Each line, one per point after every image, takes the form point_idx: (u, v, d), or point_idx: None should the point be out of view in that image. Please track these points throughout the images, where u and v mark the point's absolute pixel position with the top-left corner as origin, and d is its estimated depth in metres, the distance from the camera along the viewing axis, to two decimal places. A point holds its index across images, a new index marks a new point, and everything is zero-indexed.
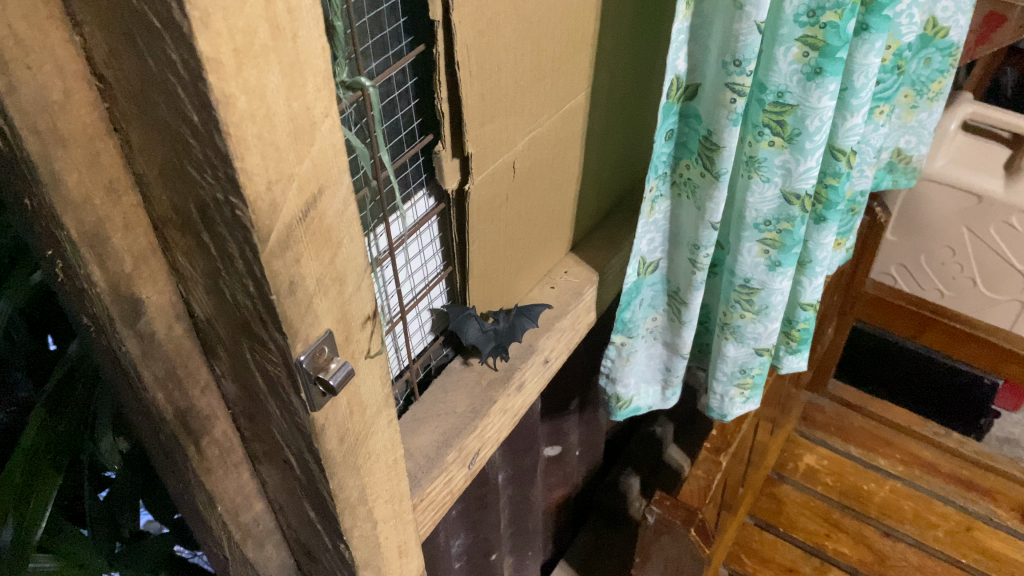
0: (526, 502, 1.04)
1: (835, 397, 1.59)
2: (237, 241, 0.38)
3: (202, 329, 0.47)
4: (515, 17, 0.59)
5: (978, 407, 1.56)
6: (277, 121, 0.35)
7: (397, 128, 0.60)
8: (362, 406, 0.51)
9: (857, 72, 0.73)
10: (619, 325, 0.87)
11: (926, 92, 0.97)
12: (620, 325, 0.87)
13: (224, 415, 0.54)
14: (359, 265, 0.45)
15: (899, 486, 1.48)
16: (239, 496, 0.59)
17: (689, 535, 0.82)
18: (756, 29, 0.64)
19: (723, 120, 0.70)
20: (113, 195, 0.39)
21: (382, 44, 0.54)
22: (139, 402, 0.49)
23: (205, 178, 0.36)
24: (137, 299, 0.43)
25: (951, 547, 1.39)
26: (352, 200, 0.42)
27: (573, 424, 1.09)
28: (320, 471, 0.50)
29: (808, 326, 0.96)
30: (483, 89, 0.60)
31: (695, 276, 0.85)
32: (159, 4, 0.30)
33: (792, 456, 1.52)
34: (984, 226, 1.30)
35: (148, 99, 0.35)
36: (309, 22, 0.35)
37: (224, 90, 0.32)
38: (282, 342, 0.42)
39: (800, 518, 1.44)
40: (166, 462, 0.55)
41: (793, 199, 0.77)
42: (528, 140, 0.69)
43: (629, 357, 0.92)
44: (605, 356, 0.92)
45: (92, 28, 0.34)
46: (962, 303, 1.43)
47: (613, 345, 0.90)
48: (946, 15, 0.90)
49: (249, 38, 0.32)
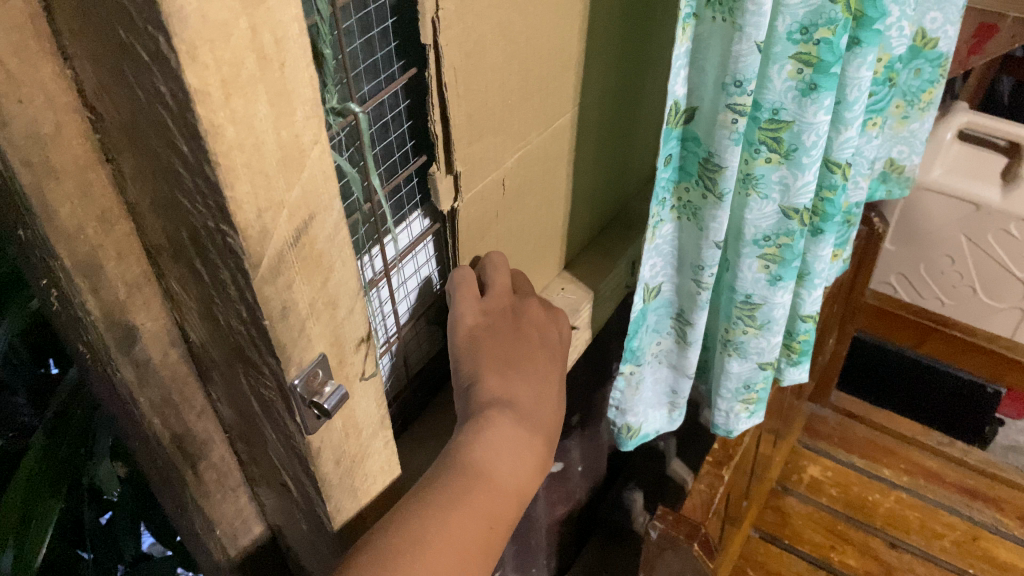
0: (528, 521, 1.01)
1: (838, 408, 1.55)
2: (228, 267, 0.38)
3: (197, 354, 0.48)
4: (501, 39, 0.60)
5: (981, 416, 1.55)
6: (266, 150, 0.36)
7: (390, 150, 0.60)
8: (357, 428, 0.51)
9: (850, 86, 0.72)
10: (627, 354, 0.86)
11: (917, 102, 0.96)
12: (629, 353, 0.86)
13: (221, 439, 0.54)
14: (351, 288, 0.45)
15: (905, 496, 1.42)
16: (237, 520, 0.60)
17: (692, 549, 0.80)
18: (755, 49, 0.62)
19: (724, 141, 0.69)
20: (106, 224, 0.40)
21: (374, 68, 0.54)
22: (135, 428, 0.50)
23: (197, 207, 0.36)
24: (131, 326, 0.44)
25: (958, 557, 1.33)
26: (343, 225, 0.43)
27: (575, 439, 1.09)
28: (316, 494, 0.51)
29: (808, 338, 0.95)
30: (471, 109, 0.60)
31: (699, 296, 0.83)
32: (147, 37, 0.30)
33: (796, 468, 1.47)
34: (982, 235, 1.30)
35: (137, 130, 0.35)
36: (295, 51, 0.35)
37: (213, 120, 0.32)
38: (276, 368, 0.42)
39: (806, 531, 1.37)
40: (163, 487, 0.55)
41: (793, 214, 0.76)
42: (517, 158, 0.69)
43: (638, 386, 0.90)
44: (614, 387, 0.90)
45: (82, 61, 0.34)
46: (962, 312, 1.43)
47: (622, 374, 0.88)
48: (934, 26, 0.89)
49: (236, 69, 0.32)
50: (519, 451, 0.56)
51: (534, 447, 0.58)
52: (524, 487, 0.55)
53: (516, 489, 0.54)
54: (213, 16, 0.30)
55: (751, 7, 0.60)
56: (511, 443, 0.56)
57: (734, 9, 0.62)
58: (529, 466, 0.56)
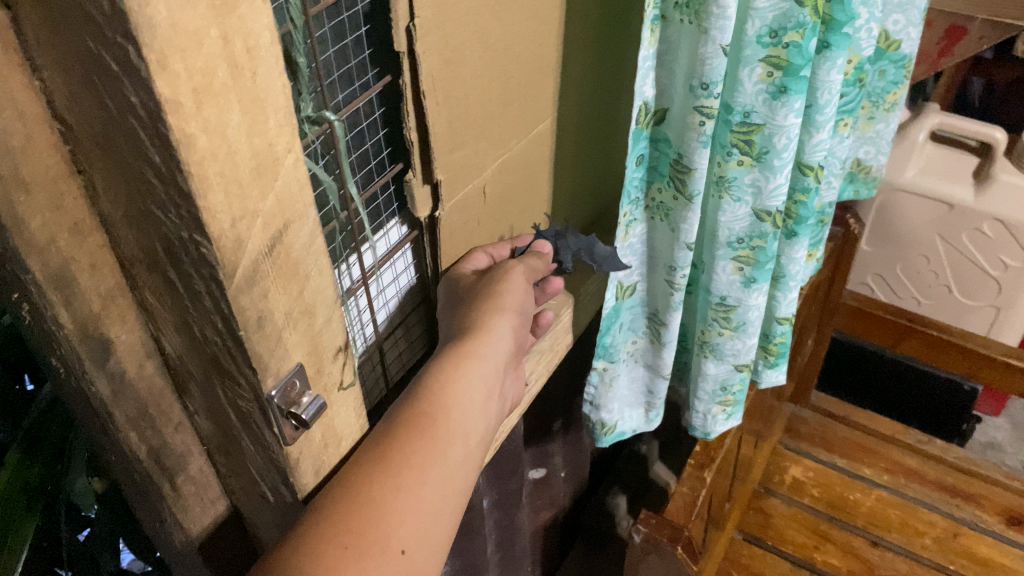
0: (514, 528, 1.00)
1: (818, 408, 1.52)
2: (202, 277, 0.38)
3: (173, 366, 0.47)
4: (479, 45, 0.60)
5: (960, 414, 1.57)
6: (239, 159, 0.35)
7: (366, 158, 0.60)
8: (337, 438, 0.52)
9: (821, 89, 0.72)
10: (601, 352, 0.85)
11: (882, 103, 0.97)
12: (602, 351, 0.85)
13: (199, 452, 0.54)
14: (327, 297, 0.46)
15: (886, 495, 1.40)
16: (216, 531, 0.59)
17: (676, 552, 0.80)
18: (722, 52, 0.62)
19: (693, 143, 0.69)
20: (79, 236, 0.39)
21: (349, 76, 0.54)
22: (110, 442, 0.49)
23: (170, 217, 0.36)
24: (106, 339, 0.43)
25: (939, 554, 1.31)
26: (318, 233, 0.43)
27: (557, 445, 1.09)
28: (294, 502, 0.51)
29: (785, 339, 0.95)
30: (452, 116, 0.60)
31: (673, 297, 0.82)
32: (116, 48, 0.30)
33: (778, 469, 1.45)
34: (956, 234, 1.31)
35: (109, 141, 0.35)
36: (267, 60, 0.35)
37: (184, 129, 0.32)
38: (252, 378, 0.42)
39: (789, 531, 1.36)
40: (141, 500, 0.55)
41: (765, 216, 0.75)
42: (497, 166, 0.69)
43: (612, 382, 0.89)
44: (587, 384, 0.89)
45: (52, 72, 0.34)
46: (938, 311, 1.45)
47: (595, 372, 0.88)
48: (897, 28, 0.90)
49: (208, 79, 0.32)
50: (426, 379, 0.54)
51: (448, 370, 0.54)
52: (447, 409, 0.52)
53: (435, 385, 0.53)
54: (183, 25, 0.30)
55: (716, 10, 0.60)
56: (421, 374, 0.55)
57: (701, 12, 0.62)
58: (451, 388, 0.53)
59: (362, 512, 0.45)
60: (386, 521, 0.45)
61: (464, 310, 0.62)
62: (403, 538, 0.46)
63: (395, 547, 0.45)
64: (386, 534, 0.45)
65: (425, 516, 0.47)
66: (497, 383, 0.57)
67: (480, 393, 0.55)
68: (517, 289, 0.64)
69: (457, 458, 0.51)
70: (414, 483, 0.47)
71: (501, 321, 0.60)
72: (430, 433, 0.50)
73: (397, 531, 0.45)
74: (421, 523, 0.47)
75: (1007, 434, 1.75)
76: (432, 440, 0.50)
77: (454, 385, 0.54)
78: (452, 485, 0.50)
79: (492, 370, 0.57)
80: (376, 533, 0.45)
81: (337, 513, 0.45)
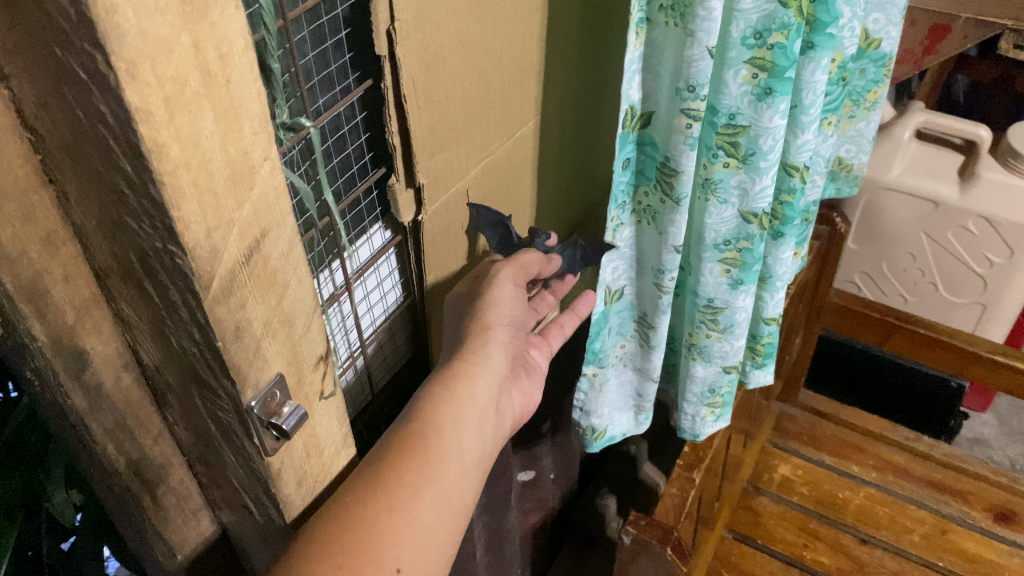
0: (503, 531, 0.99)
1: (807, 406, 1.52)
2: (178, 288, 0.37)
3: (151, 376, 0.47)
4: (459, 47, 0.59)
5: (946, 411, 1.58)
6: (213, 168, 0.35)
7: (348, 162, 0.59)
8: (319, 447, 0.52)
9: (805, 89, 0.72)
10: (590, 357, 0.85)
11: (863, 102, 0.97)
12: (591, 355, 0.84)
13: (180, 462, 0.53)
14: (307, 305, 0.45)
15: (875, 493, 1.40)
16: (200, 541, 0.59)
17: (666, 554, 0.79)
18: (708, 54, 0.62)
19: (680, 146, 0.68)
20: (50, 247, 0.39)
21: (329, 80, 0.54)
22: (88, 454, 0.48)
23: (143, 228, 0.35)
24: (81, 350, 0.43)
25: (927, 550, 1.31)
26: (297, 241, 0.42)
27: (546, 447, 1.08)
28: (278, 515, 0.51)
29: (773, 340, 0.95)
30: (433, 120, 0.60)
31: (662, 300, 0.82)
32: (84, 57, 0.29)
33: (767, 468, 1.44)
34: (942, 233, 1.31)
35: (80, 150, 0.34)
36: (241, 67, 0.35)
37: (156, 139, 0.31)
38: (232, 390, 0.42)
39: (778, 529, 1.36)
40: (121, 512, 0.54)
41: (751, 218, 0.75)
42: (480, 168, 0.69)
43: (602, 387, 0.89)
44: (577, 391, 0.89)
45: (19, 81, 0.33)
46: (925, 308, 1.45)
47: (585, 377, 0.87)
48: (878, 27, 0.90)
49: (180, 87, 0.32)
50: (419, 400, 0.53)
51: (440, 391, 0.54)
52: (439, 428, 0.51)
53: (429, 406, 0.53)
54: (154, 32, 0.30)
55: (703, 13, 0.60)
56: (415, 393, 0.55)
57: (687, 14, 0.61)
58: (443, 408, 0.53)
59: (356, 531, 0.45)
60: (381, 540, 0.45)
61: (460, 326, 0.61)
62: (398, 556, 0.45)
63: (390, 565, 0.45)
64: (382, 552, 0.45)
65: (419, 534, 0.47)
66: (490, 402, 0.57)
67: (472, 413, 0.54)
68: (504, 300, 0.63)
69: (452, 475, 0.50)
70: (407, 501, 0.47)
71: (485, 342, 0.59)
72: (423, 451, 0.50)
73: (391, 550, 0.45)
74: (416, 540, 0.47)
75: (993, 429, 1.76)
76: (425, 462, 0.49)
77: (446, 405, 0.53)
78: (447, 503, 0.49)
79: (483, 389, 0.56)
80: (369, 551, 0.44)
81: (331, 532, 0.44)
